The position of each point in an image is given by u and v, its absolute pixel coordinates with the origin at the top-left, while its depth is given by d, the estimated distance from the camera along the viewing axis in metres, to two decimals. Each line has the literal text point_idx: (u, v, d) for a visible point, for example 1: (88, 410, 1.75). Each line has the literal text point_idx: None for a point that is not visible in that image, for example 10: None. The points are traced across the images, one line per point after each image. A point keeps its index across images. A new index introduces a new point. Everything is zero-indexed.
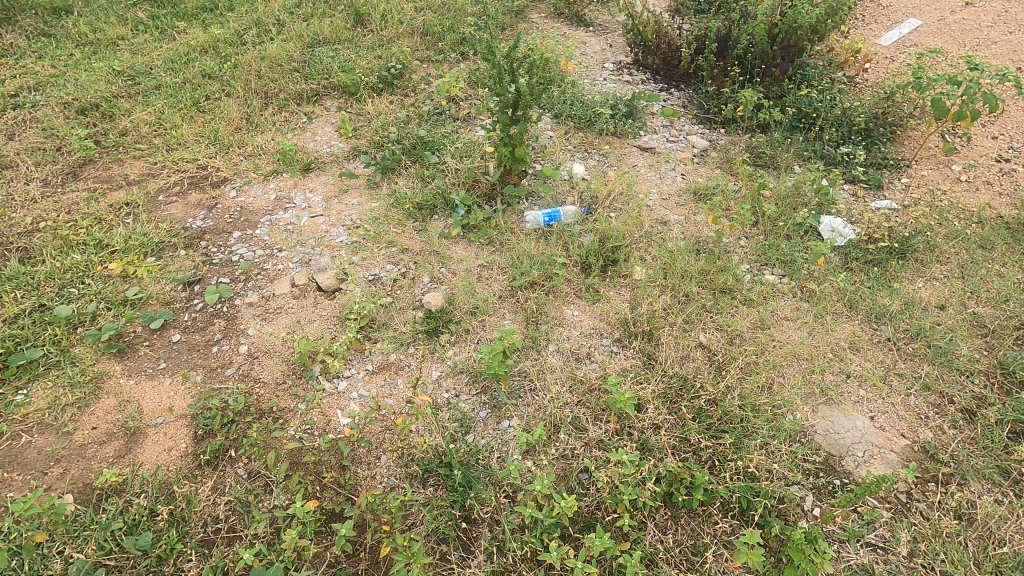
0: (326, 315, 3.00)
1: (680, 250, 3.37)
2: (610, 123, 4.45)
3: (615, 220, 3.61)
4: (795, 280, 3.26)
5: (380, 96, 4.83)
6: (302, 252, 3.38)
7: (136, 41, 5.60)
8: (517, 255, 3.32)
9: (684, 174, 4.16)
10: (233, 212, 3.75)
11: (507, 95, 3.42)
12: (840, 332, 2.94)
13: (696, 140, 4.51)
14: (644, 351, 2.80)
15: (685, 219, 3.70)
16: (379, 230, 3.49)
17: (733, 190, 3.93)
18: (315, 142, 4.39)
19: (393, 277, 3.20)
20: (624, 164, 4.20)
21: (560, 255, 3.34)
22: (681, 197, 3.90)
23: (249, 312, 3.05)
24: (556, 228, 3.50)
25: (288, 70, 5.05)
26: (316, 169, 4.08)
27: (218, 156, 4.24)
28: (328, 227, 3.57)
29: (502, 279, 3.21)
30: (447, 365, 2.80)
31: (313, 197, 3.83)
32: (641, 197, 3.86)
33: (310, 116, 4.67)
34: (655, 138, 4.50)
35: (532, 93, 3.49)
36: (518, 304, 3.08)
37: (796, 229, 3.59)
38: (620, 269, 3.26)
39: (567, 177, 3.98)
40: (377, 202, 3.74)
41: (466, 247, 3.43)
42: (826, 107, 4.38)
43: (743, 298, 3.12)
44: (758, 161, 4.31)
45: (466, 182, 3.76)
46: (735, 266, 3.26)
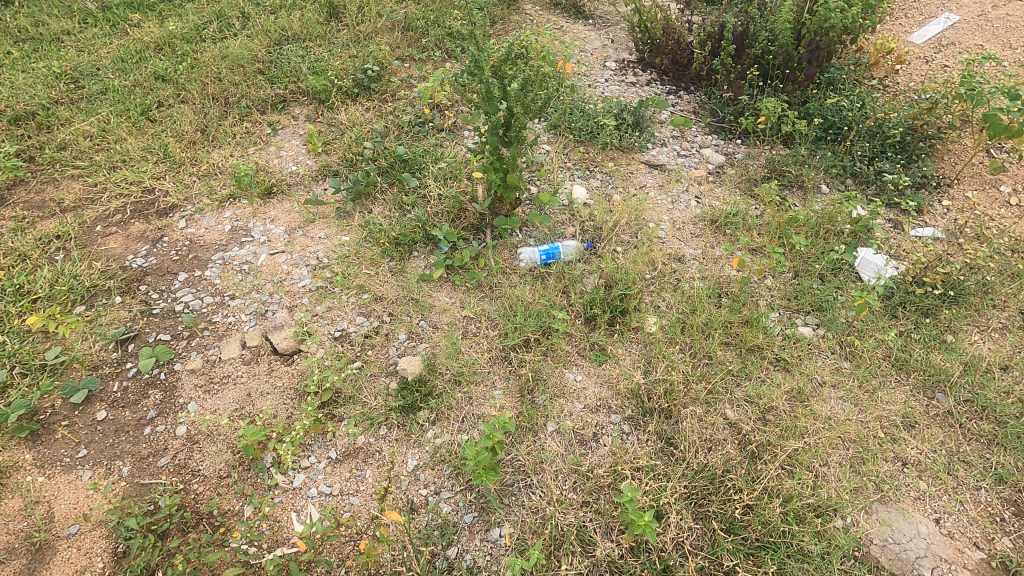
0: (282, 386, 2.51)
1: (698, 298, 2.92)
2: (614, 137, 3.95)
3: (622, 258, 3.13)
4: (832, 333, 2.81)
5: (355, 102, 4.29)
6: (258, 301, 2.89)
7: (83, 36, 5.01)
8: (510, 304, 2.86)
9: (699, 197, 3.67)
10: (180, 248, 3.24)
11: (497, 115, 2.91)
12: (890, 403, 2.51)
13: (710, 154, 4.01)
14: (662, 434, 2.36)
15: (702, 254, 3.23)
16: (348, 273, 3.00)
17: (755, 218, 3.46)
18: (280, 158, 3.87)
19: (364, 335, 2.72)
20: (631, 185, 3.69)
21: (560, 303, 2.87)
22: (697, 226, 3.42)
23: (190, 380, 2.56)
24: (556, 269, 3.02)
25: (252, 72, 4.50)
26: (279, 192, 3.56)
27: (167, 176, 3.71)
28: (290, 267, 3.07)
29: (492, 335, 2.74)
30: (426, 452, 2.33)
31: (273, 228, 3.32)
32: (651, 227, 3.38)
33: (275, 126, 4.14)
34: (665, 152, 4.00)
35: (527, 112, 2.96)
36: (511, 368, 2.61)
37: (831, 268, 3.14)
38: (631, 321, 2.79)
39: (566, 202, 3.49)
40: (347, 236, 3.24)
41: (450, 292, 2.94)
42: (858, 119, 3.88)
43: (775, 358, 2.67)
44: (782, 180, 3.82)
45: (451, 212, 3.26)
46: (764, 317, 2.81)
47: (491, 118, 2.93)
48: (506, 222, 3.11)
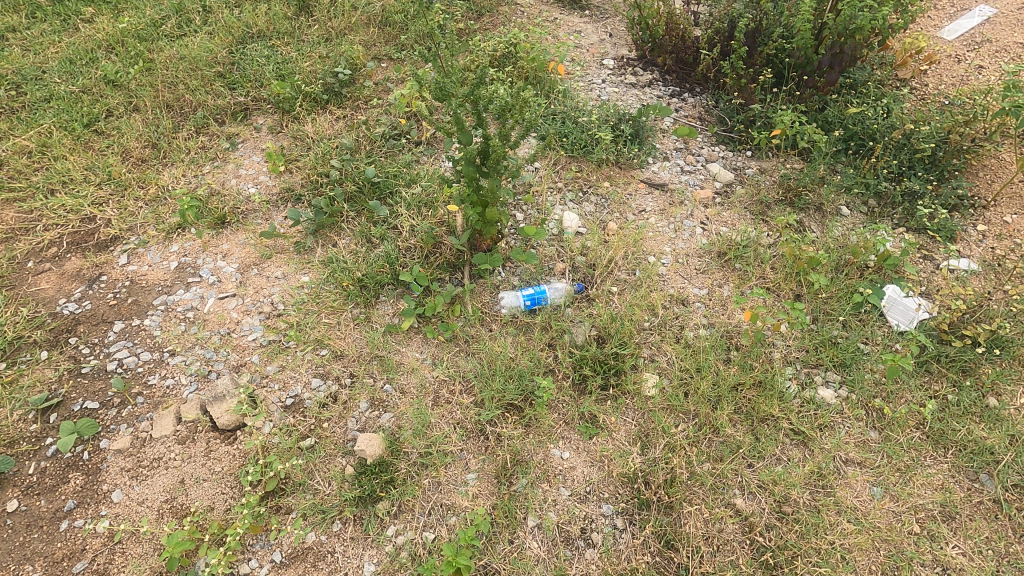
0: (220, 471, 2.17)
1: (703, 352, 2.56)
2: (610, 152, 3.54)
3: (618, 302, 2.76)
4: (858, 396, 2.45)
5: (324, 110, 3.87)
6: (201, 359, 2.53)
7: (29, 33, 4.55)
8: (489, 362, 2.50)
9: (705, 223, 3.28)
10: (119, 290, 2.88)
11: (470, 145, 2.52)
12: (925, 488, 2.17)
13: (717, 170, 3.60)
14: (661, 532, 2.03)
15: (708, 295, 2.86)
16: (305, 324, 2.64)
17: (768, 250, 3.08)
18: (239, 178, 3.47)
19: (320, 403, 2.37)
20: (629, 209, 3.30)
21: (547, 360, 2.51)
22: (702, 258, 3.05)
23: (116, 462, 2.21)
24: (541, 318, 2.65)
25: (212, 76, 4.06)
26: (233, 221, 3.18)
27: (111, 201, 3.32)
28: (240, 315, 2.71)
29: (467, 402, 2.39)
30: (386, 555, 2.00)
31: (224, 266, 2.94)
32: (650, 262, 3.00)
33: (235, 139, 3.73)
34: (667, 168, 3.59)
35: (507, 140, 2.55)
36: (487, 445, 2.27)
37: (855, 313, 2.77)
38: (626, 383, 2.44)
39: (556, 233, 3.11)
40: (307, 276, 2.87)
41: (421, 346, 2.58)
42: (884, 130, 3.47)
43: (792, 429, 2.32)
44: (797, 201, 3.42)
45: (424, 248, 2.88)
46: (779, 379, 2.45)
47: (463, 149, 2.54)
48: (486, 260, 2.75)
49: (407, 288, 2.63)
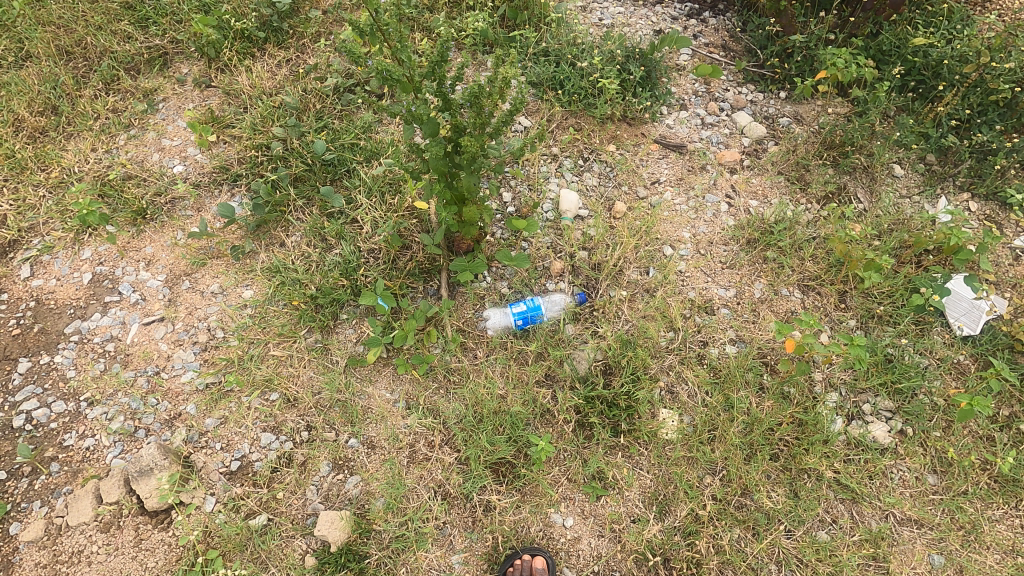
0: (156, 566, 1.81)
1: (731, 380, 2.13)
2: (616, 104, 2.87)
3: (628, 314, 2.28)
4: (915, 432, 2.07)
5: (261, 53, 3.11)
6: (127, 411, 2.09)
7: None
8: (474, 405, 2.07)
9: (732, 196, 2.70)
10: (22, 314, 2.36)
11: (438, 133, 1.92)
12: (991, 552, 1.86)
13: (746, 122, 2.96)
14: None
15: (736, 298, 2.38)
16: (249, 360, 2.17)
17: (807, 233, 2.55)
18: (161, 151, 2.82)
19: (271, 467, 1.97)
20: (639, 182, 2.71)
21: (544, 399, 2.08)
22: (728, 246, 2.52)
23: (30, 556, 1.84)
24: (535, 342, 2.19)
25: (117, 7, 3.22)
26: (157, 215, 2.59)
27: (5, 190, 2.70)
28: (170, 348, 2.23)
29: (450, 459, 1.99)
30: None
31: (149, 280, 2.41)
32: (666, 254, 2.47)
33: (155, 98, 3.02)
34: (684, 122, 2.95)
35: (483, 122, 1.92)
36: (476, 516, 1.90)
37: (914, 317, 2.30)
38: (640, 426, 2.02)
39: (551, 218, 2.55)
40: (249, 290, 2.36)
41: (391, 384, 2.13)
42: (955, 65, 2.76)
43: (837, 482, 1.96)
44: (844, 161, 2.81)
45: (390, 251, 2.34)
46: (823, 417, 2.05)
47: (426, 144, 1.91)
48: (462, 266, 2.27)
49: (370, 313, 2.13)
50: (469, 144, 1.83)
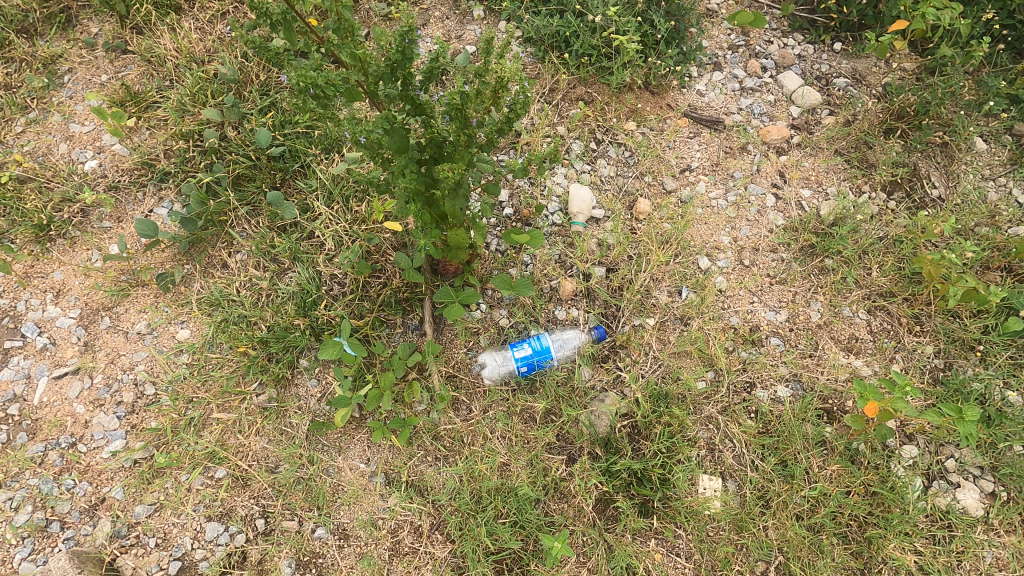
0: None
1: (787, 438, 1.73)
2: (636, 67, 2.28)
3: (657, 352, 1.84)
4: (1014, 499, 1.68)
5: (189, 5, 2.47)
6: (37, 496, 1.66)
7: None
8: (470, 481, 1.67)
9: (780, 186, 2.19)
10: None
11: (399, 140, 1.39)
12: None
13: (796, 86, 2.39)
14: None
15: (789, 323, 1.94)
16: (188, 426, 1.74)
17: (874, 234, 2.07)
18: (69, 141, 2.24)
19: (219, 570, 1.58)
20: (665, 170, 2.18)
21: (557, 470, 1.68)
22: (776, 254, 2.04)
23: None
24: (543, 394, 1.77)
25: None
26: (66, 229, 2.05)
27: None
28: (89, 410, 1.78)
29: (444, 553, 1.61)
30: None
31: (60, 318, 1.92)
32: (702, 267, 2.00)
33: (56, 68, 2.39)
34: (719, 87, 2.38)
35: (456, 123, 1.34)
36: None
37: (1010, 347, 1.86)
38: (676, 505, 1.63)
39: (558, 220, 2.05)
40: (185, 330, 1.88)
41: (365, 453, 1.71)
42: None
43: (919, 570, 1.60)
44: (918, 136, 2.26)
45: (358, 279, 1.86)
46: (902, 485, 1.66)
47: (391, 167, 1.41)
48: (450, 294, 1.78)
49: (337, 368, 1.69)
50: (449, 172, 1.33)
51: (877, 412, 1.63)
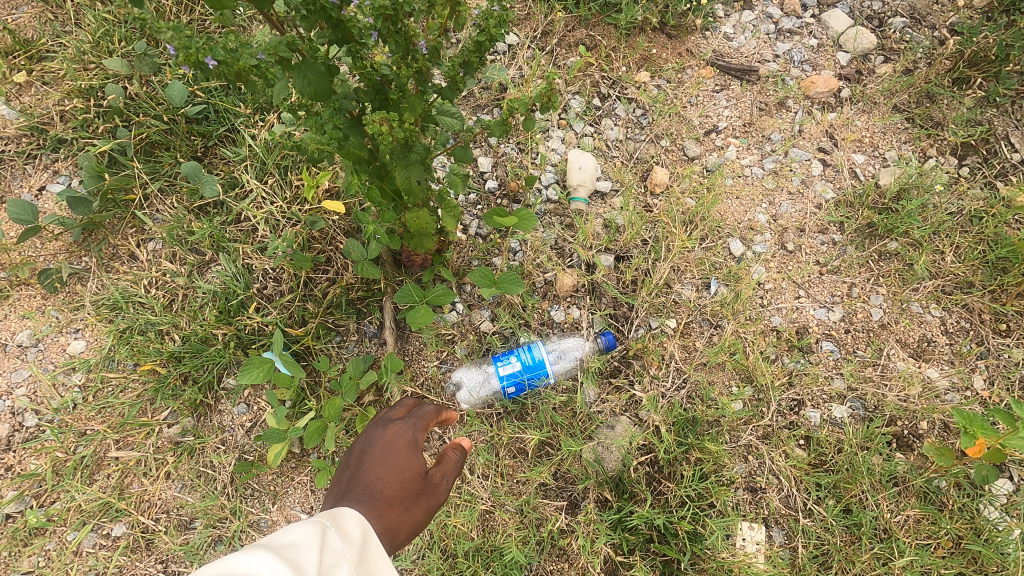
0: None
1: (851, 475, 1.35)
2: (649, 2, 1.84)
3: (680, 364, 1.46)
4: None
5: None
6: None
7: None
8: (441, 538, 1.32)
9: (829, 150, 1.76)
10: None
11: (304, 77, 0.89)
12: None
13: (845, 26, 1.92)
14: None
15: (845, 321, 1.54)
16: (77, 472, 1.34)
17: (946, 208, 1.65)
18: None
19: None
20: (686, 132, 1.75)
21: (555, 521, 1.33)
22: (826, 235, 1.64)
23: None
24: (536, 422, 1.40)
25: None
26: None
27: None
28: None
29: None
30: None
31: None
32: (735, 253, 1.59)
33: None
34: (750, 29, 1.92)
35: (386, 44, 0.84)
36: None
37: None
38: (710, 568, 1.27)
39: (554, 196, 1.63)
40: (79, 341, 1.46)
41: (309, 500, 1.35)
42: None
43: None
44: (996, 86, 1.79)
45: (298, 276, 1.45)
46: (999, 537, 1.28)
47: (310, 121, 0.95)
48: (415, 292, 1.36)
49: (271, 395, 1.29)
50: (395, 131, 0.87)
51: (986, 454, 1.22)
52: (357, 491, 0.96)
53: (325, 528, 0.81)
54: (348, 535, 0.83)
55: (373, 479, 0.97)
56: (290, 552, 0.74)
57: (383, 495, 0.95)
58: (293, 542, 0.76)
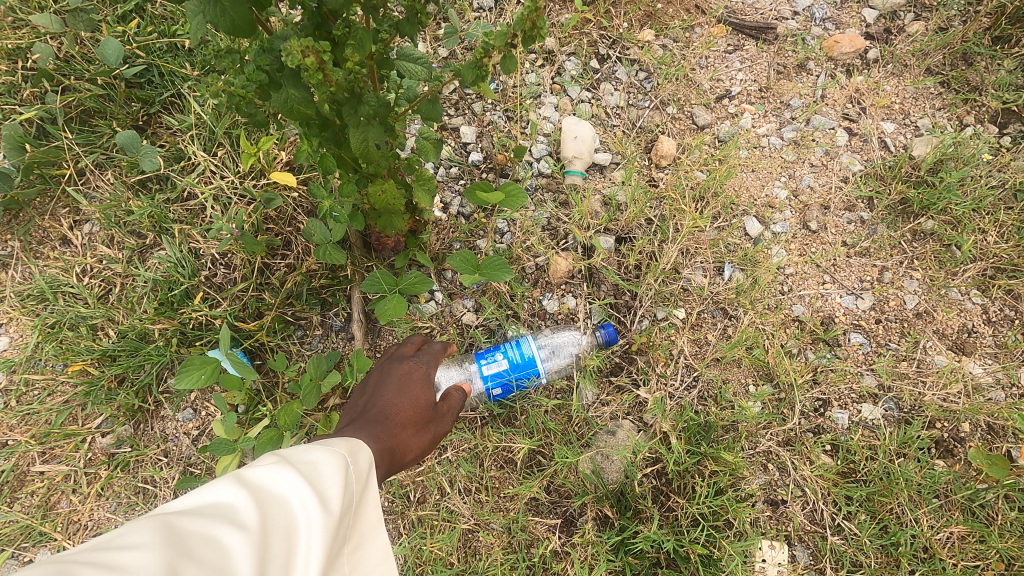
0: None
1: (886, 487, 1.19)
2: None
3: (690, 360, 1.29)
4: None
5: None
6: None
7: None
8: (416, 564, 1.20)
9: (855, 118, 1.56)
10: None
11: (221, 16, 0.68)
12: None
13: None
14: None
15: (876, 308, 1.36)
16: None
17: (992, 180, 1.43)
18: None
19: None
20: (695, 98, 1.55)
21: (551, 542, 1.19)
22: (853, 213, 1.45)
23: None
24: (526, 429, 1.25)
25: None
26: None
27: None
28: None
29: None
30: None
31: None
32: (752, 233, 1.40)
33: None
34: None
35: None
36: None
37: None
38: None
39: (548, 169, 1.44)
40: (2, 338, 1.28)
41: None
42: None
43: None
44: None
45: (251, 263, 1.26)
46: None
47: (226, 62, 0.74)
48: (384, 281, 1.17)
49: (219, 401, 1.12)
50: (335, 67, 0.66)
51: None
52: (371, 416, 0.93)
53: (349, 455, 0.73)
54: (366, 475, 0.74)
55: (386, 407, 0.94)
56: (314, 471, 0.66)
57: (399, 415, 0.93)
58: (318, 464, 0.67)
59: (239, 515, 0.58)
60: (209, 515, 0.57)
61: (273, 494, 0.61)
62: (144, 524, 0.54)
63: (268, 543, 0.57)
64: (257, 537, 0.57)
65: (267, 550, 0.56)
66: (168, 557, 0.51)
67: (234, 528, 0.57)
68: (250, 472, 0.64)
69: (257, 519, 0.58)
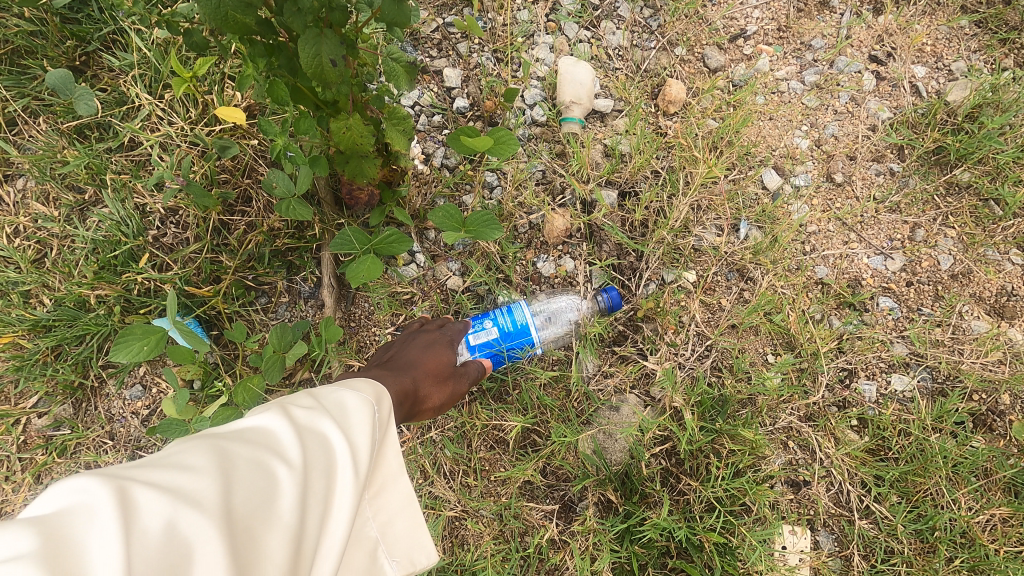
0: None
1: (920, 467, 1.08)
2: None
3: (702, 328, 1.16)
4: None
5: None
6: None
7: None
8: None
9: (884, 60, 1.32)
10: None
11: None
12: None
13: None
14: None
15: (908, 270, 1.22)
16: None
17: None
18: None
19: None
20: (706, 37, 1.35)
21: (548, 529, 1.08)
22: (882, 164, 1.28)
23: None
24: (518, 406, 1.12)
25: None
26: None
27: None
28: None
29: None
30: None
31: None
32: (771, 186, 1.26)
33: None
34: None
35: None
36: None
37: None
38: None
39: (542, 117, 1.27)
40: None
41: None
42: None
43: None
44: None
45: (204, 222, 1.11)
46: None
47: None
48: (356, 239, 1.00)
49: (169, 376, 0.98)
50: None
51: None
52: (397, 364, 0.89)
53: (381, 398, 0.65)
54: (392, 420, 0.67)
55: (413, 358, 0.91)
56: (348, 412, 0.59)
57: (424, 364, 0.89)
58: (357, 404, 0.60)
59: (282, 444, 0.51)
60: (249, 448, 0.49)
61: (312, 430, 0.54)
62: (187, 447, 0.47)
63: (312, 480, 0.50)
64: (302, 474, 0.49)
65: (311, 489, 0.49)
66: (215, 485, 0.44)
67: (278, 461, 0.49)
68: (286, 405, 0.57)
69: (301, 454, 0.50)
